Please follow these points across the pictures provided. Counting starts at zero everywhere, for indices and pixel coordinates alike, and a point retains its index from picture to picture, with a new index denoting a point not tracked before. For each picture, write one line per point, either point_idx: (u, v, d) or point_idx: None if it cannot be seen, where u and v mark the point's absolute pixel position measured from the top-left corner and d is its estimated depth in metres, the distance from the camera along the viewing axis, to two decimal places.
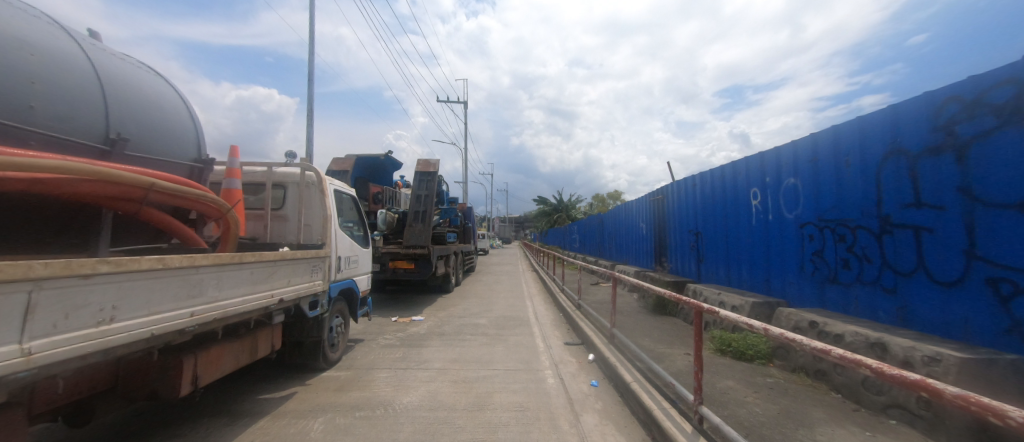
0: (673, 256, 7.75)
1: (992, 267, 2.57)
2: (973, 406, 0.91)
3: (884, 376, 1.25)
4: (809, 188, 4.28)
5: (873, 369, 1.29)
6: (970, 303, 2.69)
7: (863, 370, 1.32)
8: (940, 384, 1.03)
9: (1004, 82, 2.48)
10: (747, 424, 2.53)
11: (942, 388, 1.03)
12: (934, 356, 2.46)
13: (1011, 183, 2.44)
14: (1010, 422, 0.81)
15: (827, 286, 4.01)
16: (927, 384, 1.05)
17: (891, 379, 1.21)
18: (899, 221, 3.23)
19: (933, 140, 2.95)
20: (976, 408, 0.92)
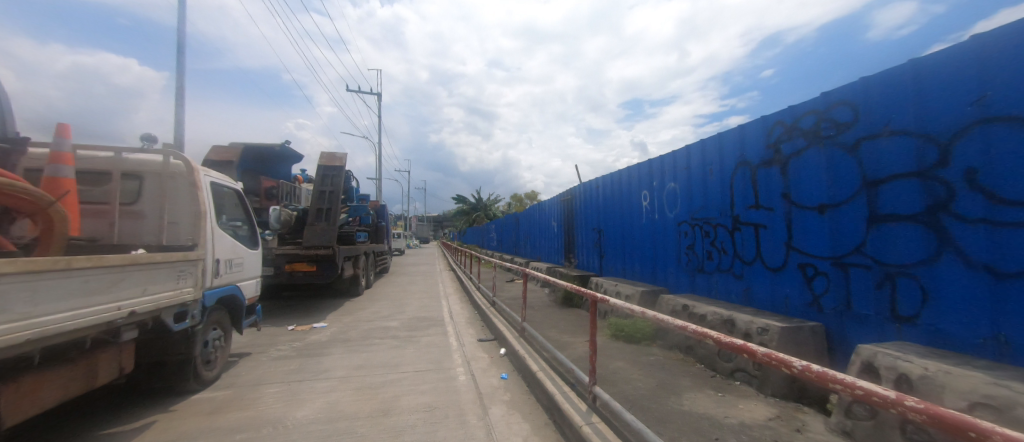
0: (580, 252, 8.39)
1: (802, 255, 3.33)
2: (772, 361, 1.27)
3: (720, 344, 1.62)
4: (684, 191, 5.01)
5: (714, 339, 1.67)
6: (788, 283, 3.44)
7: (707, 341, 1.69)
8: (754, 345, 1.39)
9: (811, 113, 3.26)
10: (631, 398, 2.89)
11: (754, 348, 1.41)
12: (764, 327, 3.11)
13: (814, 190, 3.21)
14: (794, 368, 1.19)
15: (696, 274, 4.74)
16: (746, 346, 1.41)
17: (724, 345, 1.58)
18: (744, 220, 3.98)
19: (767, 154, 3.71)
20: (774, 362, 1.28)
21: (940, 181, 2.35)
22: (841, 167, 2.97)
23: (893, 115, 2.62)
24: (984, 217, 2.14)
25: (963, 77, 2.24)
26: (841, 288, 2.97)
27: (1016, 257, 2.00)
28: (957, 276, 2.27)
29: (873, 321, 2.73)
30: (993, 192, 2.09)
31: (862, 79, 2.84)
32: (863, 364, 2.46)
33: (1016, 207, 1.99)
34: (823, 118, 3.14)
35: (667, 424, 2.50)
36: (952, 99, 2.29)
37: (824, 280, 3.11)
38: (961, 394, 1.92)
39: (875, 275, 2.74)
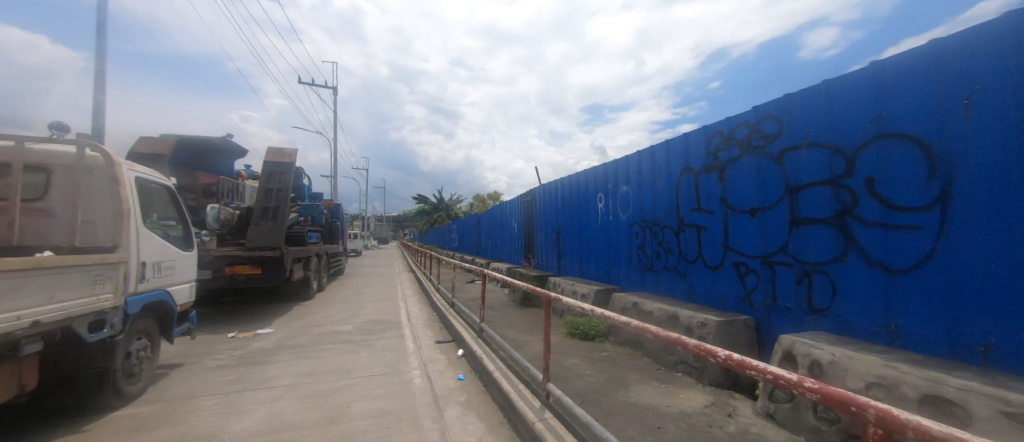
0: (539, 252, 8.55)
1: (736, 254, 3.63)
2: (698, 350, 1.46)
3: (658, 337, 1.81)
4: (635, 194, 5.26)
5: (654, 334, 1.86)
6: (725, 281, 3.74)
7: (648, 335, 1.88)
8: (686, 338, 1.58)
9: (745, 124, 3.56)
10: (582, 393, 3.01)
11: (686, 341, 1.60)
12: (703, 321, 3.36)
13: (747, 195, 3.51)
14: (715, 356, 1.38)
15: (646, 273, 5.00)
16: (679, 339, 1.60)
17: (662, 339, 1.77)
18: (688, 221, 4.26)
19: (707, 161, 4.00)
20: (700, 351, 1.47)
21: (847, 189, 2.68)
22: (769, 174, 3.28)
23: (811, 129, 2.95)
24: (880, 220, 2.50)
25: (865, 99, 2.59)
26: (768, 284, 3.29)
27: (905, 255, 2.37)
28: (860, 272, 2.62)
29: (793, 313, 3.06)
30: (887, 199, 2.44)
31: (786, 95, 3.16)
32: (784, 352, 2.74)
33: (905, 212, 2.35)
34: (754, 129, 3.45)
35: (614, 416, 2.63)
36: (857, 118, 2.64)
37: (755, 277, 3.42)
38: (859, 375, 2.24)
39: (795, 272, 3.06)
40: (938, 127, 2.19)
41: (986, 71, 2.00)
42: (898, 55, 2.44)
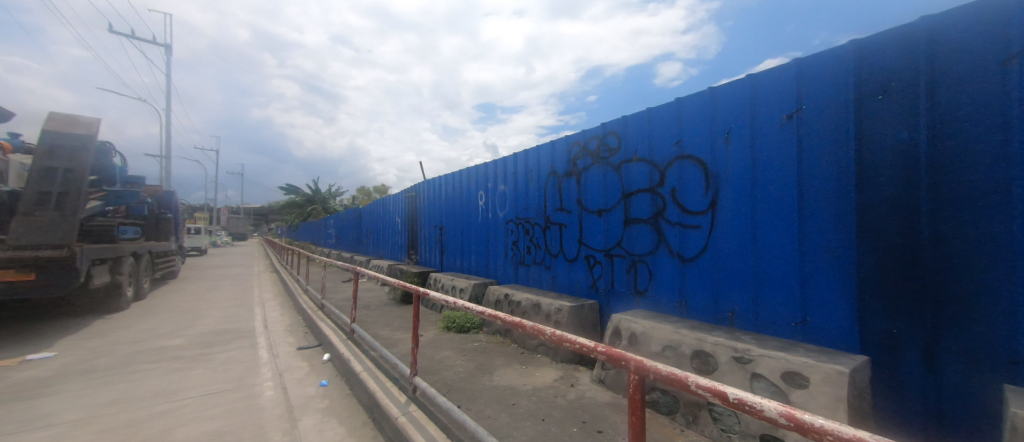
0: (422, 249, 8.44)
1: (587, 248, 4.24)
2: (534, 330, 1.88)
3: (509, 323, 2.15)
4: (511, 194, 5.65)
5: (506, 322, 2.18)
6: (579, 271, 4.34)
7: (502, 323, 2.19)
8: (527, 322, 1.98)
9: (595, 138, 4.17)
10: (449, 383, 3.14)
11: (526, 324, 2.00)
12: (559, 307, 3.90)
13: (595, 197, 4.13)
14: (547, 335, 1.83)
15: (518, 267, 5.43)
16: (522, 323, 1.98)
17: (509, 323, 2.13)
18: (553, 220, 4.78)
19: (568, 167, 4.55)
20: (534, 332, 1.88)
21: (660, 196, 3.43)
22: (611, 181, 3.94)
23: (638, 146, 3.65)
24: (679, 220, 3.28)
25: (673, 126, 3.36)
26: (608, 273, 3.96)
27: (692, 247, 3.18)
28: (666, 260, 3.39)
29: (625, 296, 3.76)
30: (684, 205, 3.23)
31: (623, 117, 3.83)
32: (614, 328, 3.36)
33: (694, 214, 3.16)
34: (601, 142, 4.08)
35: (476, 400, 2.84)
36: (667, 141, 3.40)
37: (599, 267, 4.06)
38: (659, 340, 2.92)
39: (627, 262, 3.75)
40: (712, 152, 3.04)
41: (739, 117, 2.89)
42: (691, 95, 3.23)
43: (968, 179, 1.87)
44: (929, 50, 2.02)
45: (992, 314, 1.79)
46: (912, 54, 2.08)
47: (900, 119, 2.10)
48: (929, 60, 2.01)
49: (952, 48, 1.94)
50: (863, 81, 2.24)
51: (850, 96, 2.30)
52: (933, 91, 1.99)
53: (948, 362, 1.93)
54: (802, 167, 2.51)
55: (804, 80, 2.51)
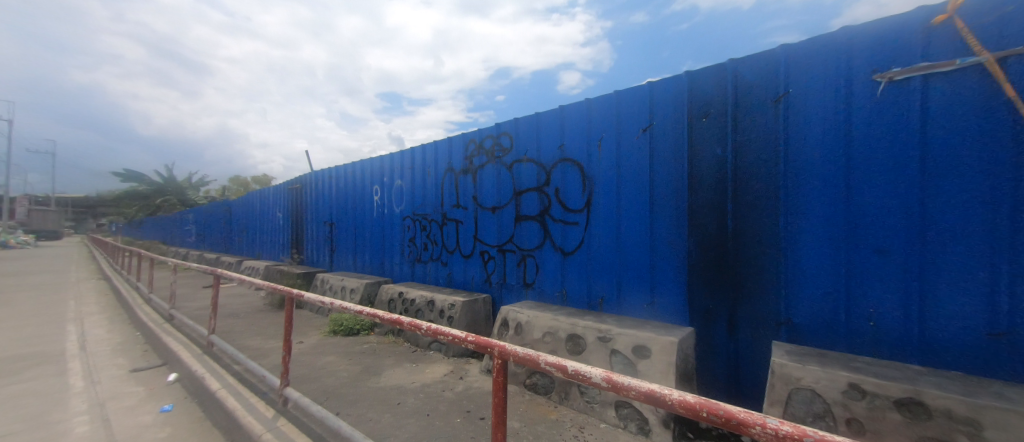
0: (308, 247, 7.65)
1: (482, 244, 4.36)
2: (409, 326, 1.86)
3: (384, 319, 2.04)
4: (408, 189, 5.48)
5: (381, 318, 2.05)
6: (474, 267, 4.44)
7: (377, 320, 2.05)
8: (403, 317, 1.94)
9: (490, 137, 4.30)
10: (329, 390, 2.93)
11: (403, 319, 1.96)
12: (452, 302, 3.95)
13: (490, 194, 4.27)
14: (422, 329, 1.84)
15: (415, 264, 5.31)
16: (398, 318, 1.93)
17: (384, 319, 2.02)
18: (450, 216, 4.79)
19: (465, 164, 4.60)
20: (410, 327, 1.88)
21: (546, 194, 3.71)
22: (503, 180, 4.11)
23: (528, 147, 3.89)
24: (561, 217, 3.59)
25: (557, 131, 3.65)
26: (500, 267, 4.15)
27: (571, 241, 3.52)
28: (550, 254, 3.69)
29: (515, 288, 3.99)
30: (565, 203, 3.55)
31: (515, 119, 4.03)
32: (502, 319, 3.54)
33: (574, 212, 3.50)
34: (496, 142, 4.23)
35: (358, 404, 2.71)
36: (552, 144, 3.68)
37: (493, 262, 4.22)
38: (540, 328, 3.19)
39: (517, 257, 3.97)
40: (588, 156, 3.40)
41: (609, 127, 3.28)
42: (572, 104, 3.55)
43: (755, 187, 2.50)
44: (733, 85, 2.62)
45: (766, 289, 2.45)
46: (722, 86, 2.66)
47: (715, 138, 2.67)
48: (734, 93, 2.60)
49: (747, 85, 2.56)
50: (695, 106, 2.78)
51: (686, 117, 2.82)
52: (736, 119, 2.59)
53: (741, 328, 2.54)
54: (653, 174, 2.99)
55: (655, 101, 2.98)
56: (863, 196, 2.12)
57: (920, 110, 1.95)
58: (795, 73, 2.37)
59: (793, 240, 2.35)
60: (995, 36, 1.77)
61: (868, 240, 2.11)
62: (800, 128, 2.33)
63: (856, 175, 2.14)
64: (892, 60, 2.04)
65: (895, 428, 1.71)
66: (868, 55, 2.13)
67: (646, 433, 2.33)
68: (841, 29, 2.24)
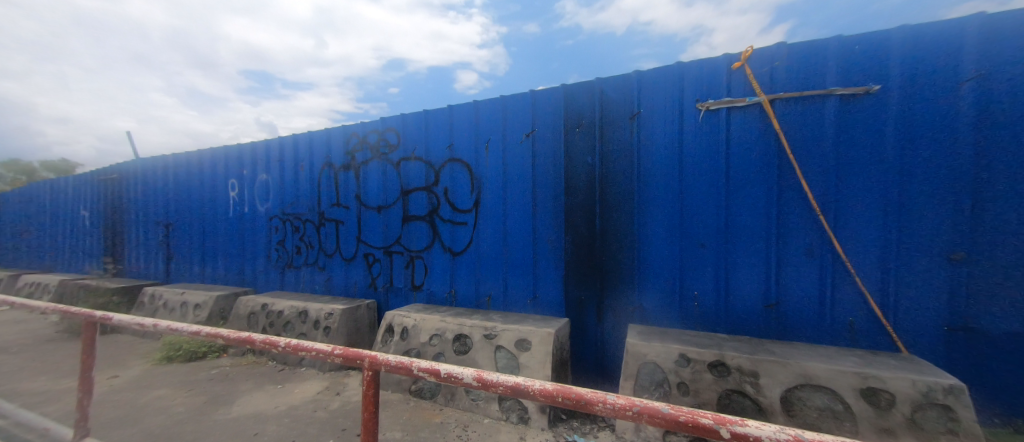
0: (133, 256, 6.06)
1: (366, 246, 4.06)
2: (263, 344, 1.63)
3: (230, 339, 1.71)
4: (276, 184, 4.77)
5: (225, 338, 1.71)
6: (357, 271, 4.11)
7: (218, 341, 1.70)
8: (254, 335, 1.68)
9: (375, 132, 4.02)
10: (156, 432, 2.36)
11: (254, 338, 1.69)
12: (330, 312, 3.58)
13: (375, 193, 4.00)
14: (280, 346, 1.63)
15: (285, 270, 4.66)
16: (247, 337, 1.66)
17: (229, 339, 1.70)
18: (328, 216, 4.33)
19: (346, 159, 4.21)
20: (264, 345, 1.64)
21: (434, 194, 3.63)
22: (390, 178, 3.90)
23: (416, 145, 3.75)
24: (450, 217, 3.57)
25: (445, 130, 3.61)
26: (386, 270, 3.93)
27: (460, 242, 3.53)
28: (439, 255, 3.63)
29: (402, 292, 3.83)
30: (454, 204, 3.54)
31: (402, 115, 3.85)
32: (387, 325, 3.34)
33: (462, 212, 3.51)
34: (381, 137, 3.97)
35: None
36: (441, 143, 3.63)
37: (378, 265, 3.97)
38: (427, 330, 3.11)
39: (405, 259, 3.81)
40: (476, 157, 3.45)
41: (495, 130, 3.38)
42: (461, 104, 3.55)
43: (617, 192, 2.87)
44: (600, 101, 2.95)
45: (624, 280, 2.85)
46: (592, 101, 2.98)
47: (586, 147, 2.99)
48: (601, 109, 2.95)
49: (611, 102, 2.91)
50: (569, 117, 3.06)
51: (563, 126, 3.08)
52: (602, 132, 2.94)
53: (606, 315, 2.92)
54: (535, 177, 3.19)
55: (536, 110, 3.20)
56: (691, 202, 2.63)
57: (725, 135, 2.52)
58: (646, 96, 2.79)
59: (643, 238, 2.78)
60: (767, 84, 2.41)
61: (694, 237, 2.62)
62: (649, 143, 2.77)
63: (686, 184, 2.64)
64: (709, 94, 2.57)
65: (709, 385, 2.17)
66: (695, 87, 2.63)
67: (526, 421, 2.49)
68: (677, 63, 2.71)
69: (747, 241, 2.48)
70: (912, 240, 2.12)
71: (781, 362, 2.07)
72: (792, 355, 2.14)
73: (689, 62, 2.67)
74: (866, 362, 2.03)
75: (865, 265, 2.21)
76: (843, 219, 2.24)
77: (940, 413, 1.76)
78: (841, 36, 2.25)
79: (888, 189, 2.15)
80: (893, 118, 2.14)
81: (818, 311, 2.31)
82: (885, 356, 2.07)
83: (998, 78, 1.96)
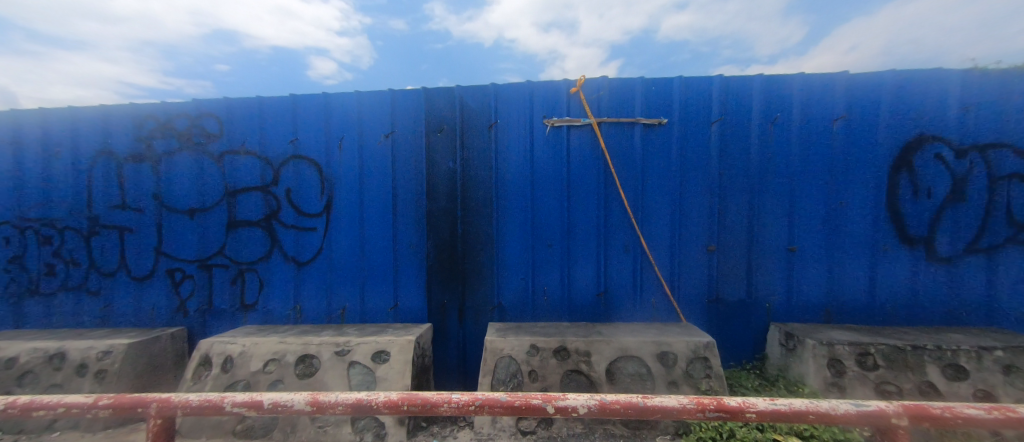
0: None
1: (171, 260, 3.20)
2: None
3: None
4: (6, 178, 3.33)
5: None
6: (156, 292, 3.20)
7: None
8: None
9: (184, 116, 3.20)
10: None
11: None
12: (107, 349, 2.68)
13: (185, 193, 3.18)
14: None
15: (26, 299, 3.31)
16: None
17: None
18: (105, 222, 3.24)
19: (136, 148, 3.22)
20: None
21: (272, 195, 3.11)
22: (208, 175, 3.16)
23: (246, 137, 3.14)
24: (293, 223, 3.11)
25: (286, 123, 3.13)
26: (205, 289, 3.17)
27: (307, 250, 3.10)
28: (279, 267, 3.12)
29: (228, 313, 3.16)
30: (299, 207, 3.09)
31: (226, 98, 3.16)
32: (201, 357, 2.69)
33: (308, 217, 3.09)
34: (193, 124, 3.18)
35: None
36: (280, 137, 3.13)
37: (190, 283, 3.18)
38: (260, 356, 2.62)
39: (231, 273, 3.15)
40: (326, 155, 3.10)
41: (349, 127, 3.10)
42: (307, 95, 3.13)
43: (477, 197, 2.99)
44: (461, 108, 3.03)
45: (484, 281, 2.99)
46: (453, 107, 3.03)
47: (448, 152, 3.02)
48: (461, 116, 3.02)
49: (471, 110, 3.02)
50: (430, 122, 3.04)
51: (424, 129, 3.04)
52: (463, 139, 3.01)
53: (468, 316, 3.01)
54: (395, 180, 3.06)
55: (396, 111, 3.07)
56: (540, 207, 2.94)
57: (567, 150, 2.91)
58: (502, 107, 2.99)
59: (501, 240, 2.97)
60: (596, 109, 2.89)
61: (543, 238, 2.94)
62: (505, 153, 2.97)
63: (536, 192, 2.94)
64: (554, 113, 2.93)
65: (553, 369, 2.45)
66: (543, 105, 2.95)
67: (382, 438, 2.35)
68: (528, 81, 2.99)
69: (583, 241, 2.91)
70: (688, 237, 2.84)
71: (606, 341, 2.50)
72: (614, 333, 2.61)
73: (539, 82, 2.98)
74: (660, 332, 2.62)
75: (661, 256, 2.86)
76: (647, 222, 2.86)
77: (702, 364, 2.40)
78: (644, 77, 2.86)
79: (674, 198, 2.84)
80: (677, 145, 2.84)
81: (632, 296, 2.89)
82: (672, 326, 2.72)
83: (731, 122, 2.81)
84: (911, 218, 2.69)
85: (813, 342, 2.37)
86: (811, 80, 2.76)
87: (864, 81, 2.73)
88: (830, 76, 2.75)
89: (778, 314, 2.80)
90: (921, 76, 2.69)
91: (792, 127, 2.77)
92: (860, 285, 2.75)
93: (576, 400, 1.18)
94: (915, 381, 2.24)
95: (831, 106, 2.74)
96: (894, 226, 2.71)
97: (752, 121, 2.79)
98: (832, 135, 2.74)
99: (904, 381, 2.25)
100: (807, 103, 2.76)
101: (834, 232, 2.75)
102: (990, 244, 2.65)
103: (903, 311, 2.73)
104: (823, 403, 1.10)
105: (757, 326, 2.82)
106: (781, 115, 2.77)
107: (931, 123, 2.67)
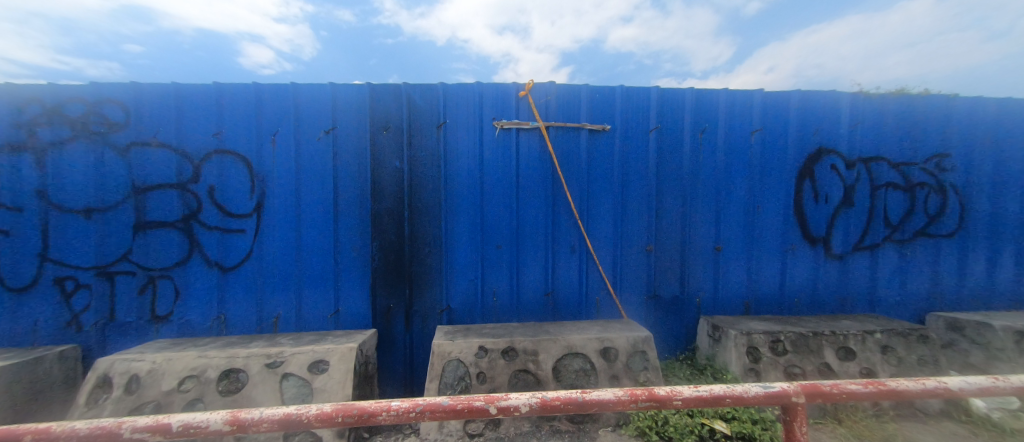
0: None
1: (60, 267, 2.75)
2: None
3: None
4: None
5: None
6: (40, 305, 2.74)
7: None
8: None
9: (78, 101, 2.77)
10: None
11: None
12: None
13: (80, 190, 2.76)
14: None
15: None
16: None
17: None
18: None
19: (13, 136, 2.73)
20: None
21: (192, 193, 2.80)
22: (110, 170, 2.77)
23: (159, 127, 2.79)
24: (218, 224, 2.82)
25: (210, 114, 2.83)
26: (105, 300, 2.77)
27: (233, 255, 2.83)
28: (199, 272, 2.81)
29: (135, 327, 2.79)
30: (224, 207, 2.81)
31: (134, 83, 2.80)
32: (99, 378, 2.34)
33: (236, 218, 2.83)
34: (91, 110, 2.76)
35: None
36: (202, 129, 2.82)
37: (86, 294, 2.76)
38: (175, 373, 2.34)
39: (139, 281, 2.78)
40: (257, 150, 2.85)
41: (284, 121, 2.88)
42: (234, 84, 2.86)
43: (425, 199, 2.92)
44: (408, 106, 2.94)
45: (432, 284, 2.93)
46: (400, 105, 2.94)
47: (394, 151, 2.92)
48: (408, 114, 2.94)
49: (419, 109, 2.94)
50: (375, 119, 2.92)
51: (369, 127, 2.91)
52: (410, 138, 2.93)
53: (415, 320, 2.93)
54: (336, 178, 2.89)
55: (338, 106, 2.91)
56: (489, 209, 2.94)
57: (516, 153, 2.95)
58: (451, 108, 2.95)
59: (450, 242, 2.93)
60: (544, 113, 2.96)
61: (492, 240, 2.95)
62: (454, 154, 2.94)
63: (486, 193, 2.94)
64: (503, 115, 2.96)
65: (502, 370, 2.46)
66: (492, 108, 2.96)
67: None
68: (477, 83, 2.98)
69: (532, 242, 2.96)
70: (629, 238, 3.00)
71: (553, 340, 2.57)
72: (560, 332, 2.69)
73: (488, 85, 2.98)
74: (604, 329, 2.74)
75: (605, 256, 2.99)
76: (593, 224, 2.98)
77: (640, 357, 2.55)
78: (589, 84, 2.99)
79: (617, 201, 2.99)
80: (619, 150, 2.99)
81: (577, 294, 2.99)
82: (614, 322, 2.86)
83: (666, 130, 3.02)
84: (813, 221, 3.08)
85: (735, 333, 2.62)
86: (734, 96, 3.05)
87: (776, 99, 3.07)
88: (749, 92, 3.06)
89: (706, 308, 3.06)
90: (820, 97, 3.09)
91: (718, 137, 3.04)
92: (773, 280, 3.09)
93: (518, 399, 1.19)
94: (815, 363, 2.57)
95: (750, 120, 3.05)
96: (800, 227, 3.08)
97: (684, 131, 3.03)
98: (751, 146, 3.05)
99: (807, 363, 2.56)
100: (730, 117, 3.05)
101: (752, 233, 3.06)
102: (872, 242, 3.11)
103: (806, 302, 3.11)
104: (737, 388, 1.21)
105: (689, 320, 3.05)
106: (708, 126, 3.04)
107: (828, 138, 3.07)
